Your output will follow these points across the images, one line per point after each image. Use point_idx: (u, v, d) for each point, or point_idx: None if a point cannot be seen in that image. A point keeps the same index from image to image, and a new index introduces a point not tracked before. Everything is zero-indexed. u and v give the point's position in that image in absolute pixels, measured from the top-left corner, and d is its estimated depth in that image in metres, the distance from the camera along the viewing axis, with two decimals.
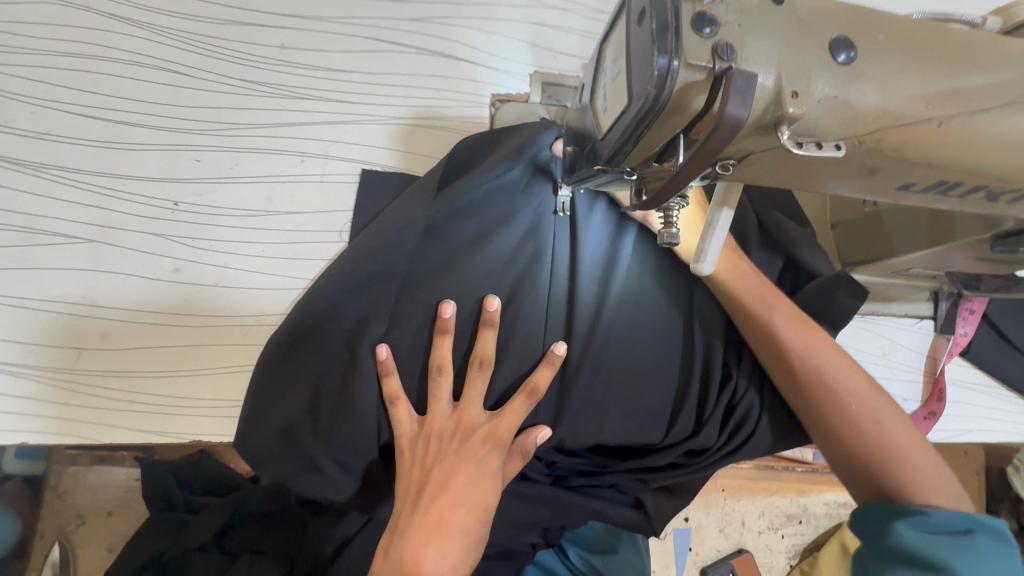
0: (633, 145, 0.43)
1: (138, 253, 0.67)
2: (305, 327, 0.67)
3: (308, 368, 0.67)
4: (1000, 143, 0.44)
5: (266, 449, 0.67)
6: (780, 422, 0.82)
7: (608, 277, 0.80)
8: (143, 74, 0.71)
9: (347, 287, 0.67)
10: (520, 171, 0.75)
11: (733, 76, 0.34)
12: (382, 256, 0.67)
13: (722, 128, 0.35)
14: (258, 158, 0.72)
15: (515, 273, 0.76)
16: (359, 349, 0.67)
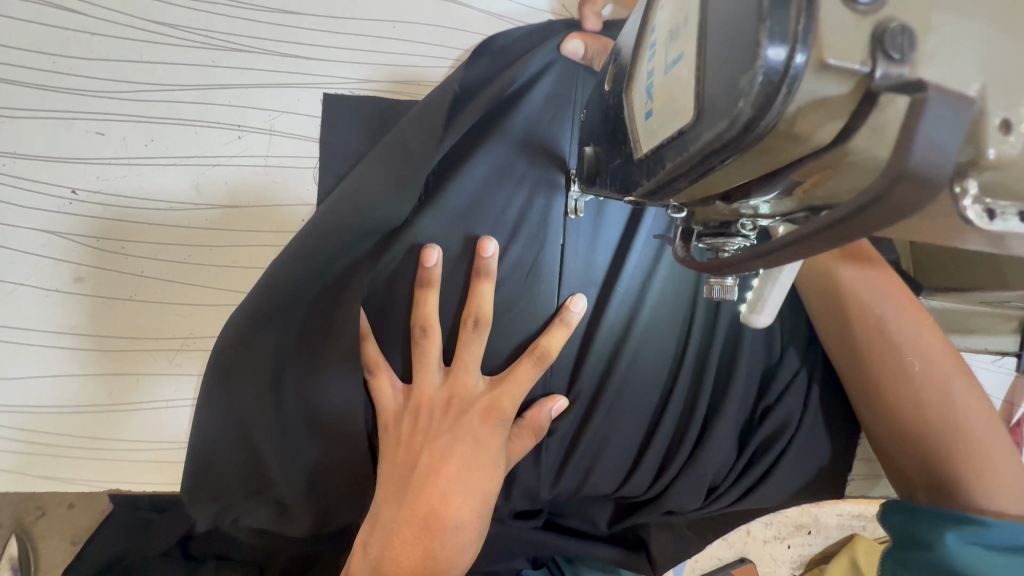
0: (691, 182, 0.27)
1: (27, 255, 0.53)
2: (265, 302, 0.49)
3: (269, 354, 0.51)
4: None
5: (225, 462, 0.53)
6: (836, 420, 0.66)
7: (606, 292, 0.59)
8: (22, 11, 0.53)
9: (316, 233, 0.49)
10: (541, 89, 0.57)
11: (931, 99, 0.17)
12: (365, 194, 0.49)
13: (875, 209, 0.18)
14: (181, 131, 0.55)
15: (526, 222, 0.56)
16: (335, 321, 0.51)
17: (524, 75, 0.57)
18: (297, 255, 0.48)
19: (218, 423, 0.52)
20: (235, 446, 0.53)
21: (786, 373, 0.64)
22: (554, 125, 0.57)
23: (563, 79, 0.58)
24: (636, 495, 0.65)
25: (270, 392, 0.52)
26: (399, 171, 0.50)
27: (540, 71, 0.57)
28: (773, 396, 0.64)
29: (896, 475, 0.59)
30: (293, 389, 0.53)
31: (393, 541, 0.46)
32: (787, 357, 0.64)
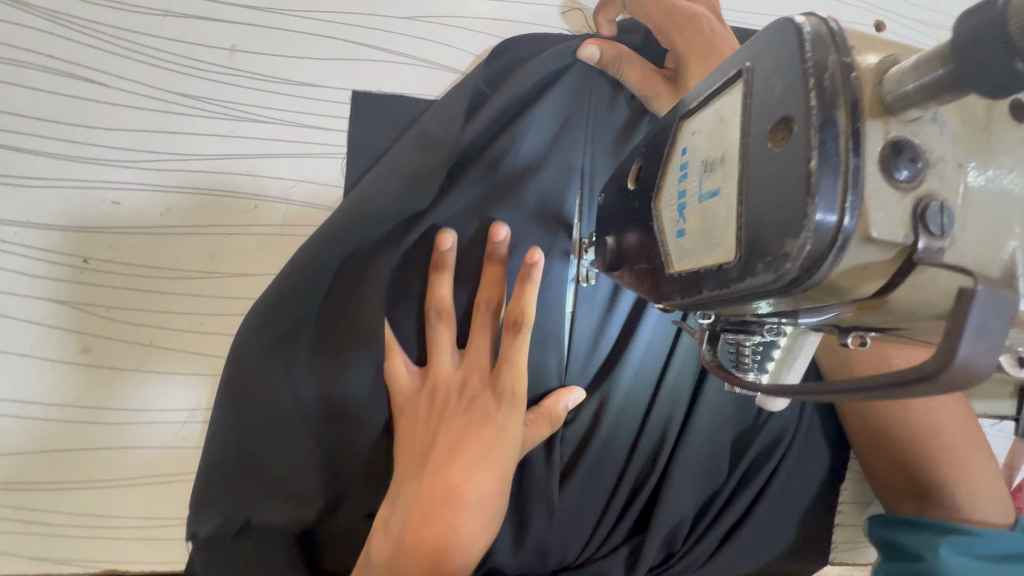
0: (728, 305, 0.28)
1: (37, 325, 0.52)
2: (290, 292, 0.48)
3: (288, 338, 0.49)
4: None
5: (234, 468, 0.49)
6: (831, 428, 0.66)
7: (617, 359, 0.60)
8: (43, 82, 0.54)
9: (326, 237, 0.48)
10: (559, 85, 0.55)
11: (975, 297, 0.19)
12: (385, 183, 0.49)
13: (935, 385, 0.19)
14: (196, 199, 0.55)
15: (535, 225, 0.56)
16: (355, 317, 0.51)
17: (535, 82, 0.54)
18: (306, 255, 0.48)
19: (229, 414, 0.49)
20: (243, 442, 0.49)
21: None
22: (563, 149, 0.56)
23: (571, 90, 0.55)
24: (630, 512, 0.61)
25: (287, 389, 0.50)
26: (419, 171, 0.50)
27: (550, 81, 0.55)
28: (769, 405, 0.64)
29: (877, 477, 0.61)
30: (306, 375, 0.50)
31: (414, 516, 0.45)
32: None
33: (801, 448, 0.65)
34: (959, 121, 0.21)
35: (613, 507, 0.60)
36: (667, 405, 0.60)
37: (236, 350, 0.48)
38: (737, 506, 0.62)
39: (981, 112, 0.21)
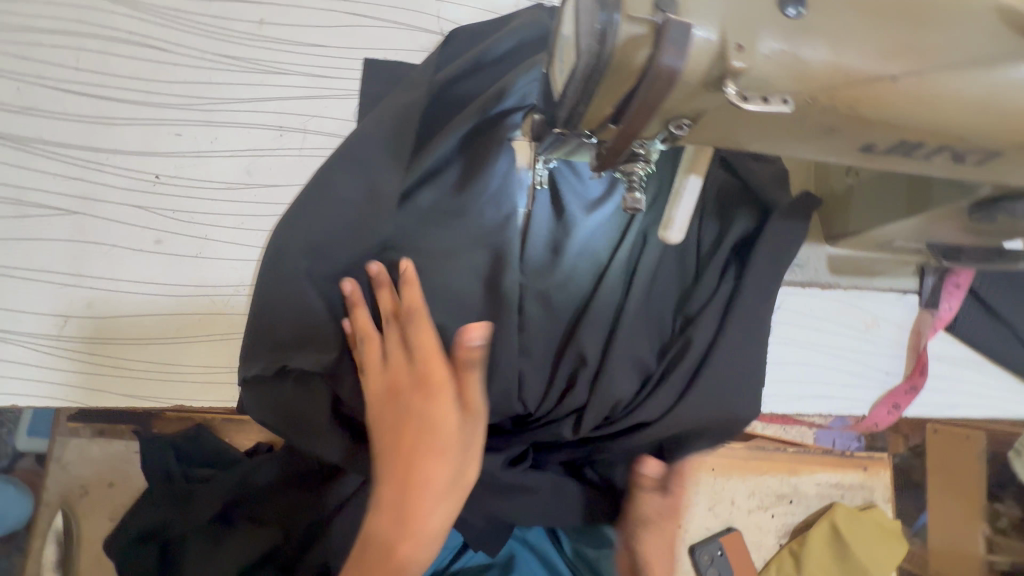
0: (585, 106, 0.44)
1: (122, 224, 0.69)
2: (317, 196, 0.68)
3: (311, 227, 0.67)
4: (957, 103, 0.44)
5: (278, 326, 0.65)
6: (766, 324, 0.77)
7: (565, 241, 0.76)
8: (123, 50, 0.72)
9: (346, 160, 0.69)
10: (514, 44, 0.74)
11: (670, 24, 0.36)
12: (384, 114, 0.70)
13: (658, 77, 0.38)
14: (237, 131, 0.73)
15: (484, 141, 0.72)
16: (373, 221, 0.67)
17: (498, 48, 0.74)
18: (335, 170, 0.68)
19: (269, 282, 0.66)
20: (275, 303, 0.65)
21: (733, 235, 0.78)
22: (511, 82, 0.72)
23: (526, 52, 0.74)
24: (585, 365, 0.71)
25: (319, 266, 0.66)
26: (405, 101, 0.70)
27: (512, 48, 0.74)
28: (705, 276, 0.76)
29: None
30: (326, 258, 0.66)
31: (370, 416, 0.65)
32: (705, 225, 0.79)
33: (747, 327, 0.73)
34: None
35: (565, 365, 0.72)
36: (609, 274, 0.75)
37: (285, 232, 0.68)
38: (682, 367, 0.72)
39: None
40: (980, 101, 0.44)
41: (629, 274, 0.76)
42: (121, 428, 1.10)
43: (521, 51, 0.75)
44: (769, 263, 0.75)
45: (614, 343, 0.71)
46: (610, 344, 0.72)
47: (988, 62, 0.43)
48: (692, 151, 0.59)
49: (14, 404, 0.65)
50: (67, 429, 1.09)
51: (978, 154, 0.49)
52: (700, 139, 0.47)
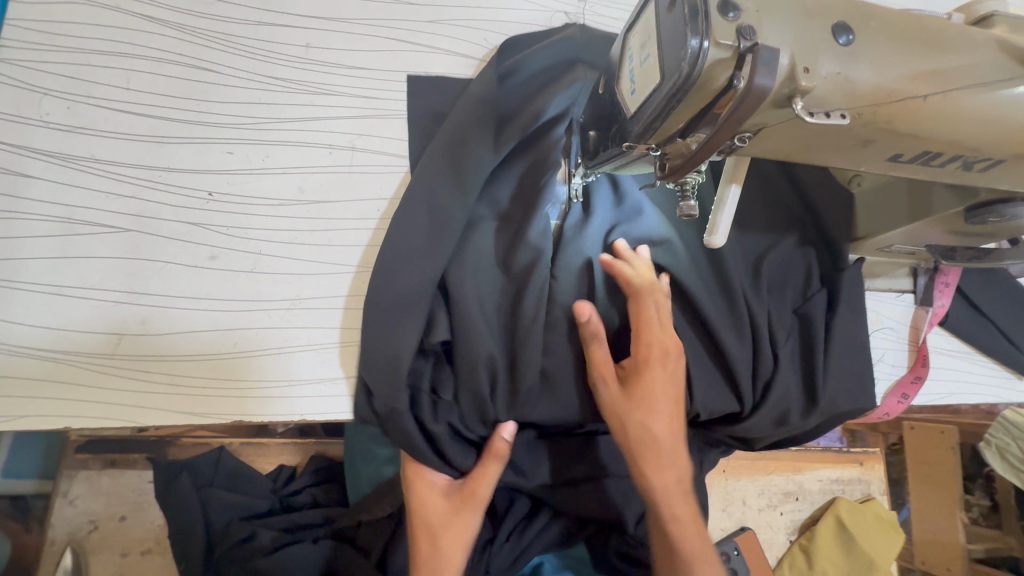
0: (663, 121, 0.49)
1: (175, 241, 0.69)
2: (405, 243, 0.70)
3: (395, 256, 0.70)
4: (972, 119, 0.51)
5: (370, 353, 0.67)
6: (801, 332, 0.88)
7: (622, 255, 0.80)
8: (174, 71, 0.73)
9: (423, 202, 0.72)
10: (549, 61, 0.79)
11: (761, 51, 0.41)
12: (449, 140, 0.73)
13: (751, 95, 0.42)
14: (288, 150, 0.75)
15: (533, 157, 0.77)
16: (448, 235, 0.70)
17: (533, 64, 0.79)
18: (408, 212, 0.71)
19: (370, 317, 0.68)
20: (370, 336, 0.68)
21: (778, 251, 0.87)
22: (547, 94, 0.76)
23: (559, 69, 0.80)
24: None
25: (406, 282, 0.68)
26: (465, 123, 0.73)
27: (545, 66, 0.80)
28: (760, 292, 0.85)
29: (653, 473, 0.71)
30: (410, 281, 0.69)
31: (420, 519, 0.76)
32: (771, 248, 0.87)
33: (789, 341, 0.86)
34: None
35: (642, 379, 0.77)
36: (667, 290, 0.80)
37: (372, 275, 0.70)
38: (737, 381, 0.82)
39: None
40: (991, 118, 0.52)
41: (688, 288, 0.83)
42: (134, 457, 1.09)
43: (555, 68, 0.80)
44: (781, 279, 0.89)
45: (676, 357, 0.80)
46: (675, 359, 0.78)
47: (994, 84, 0.51)
48: (732, 163, 0.64)
49: (65, 425, 0.64)
50: (75, 462, 1.07)
51: (985, 162, 0.56)
52: (755, 150, 0.53)
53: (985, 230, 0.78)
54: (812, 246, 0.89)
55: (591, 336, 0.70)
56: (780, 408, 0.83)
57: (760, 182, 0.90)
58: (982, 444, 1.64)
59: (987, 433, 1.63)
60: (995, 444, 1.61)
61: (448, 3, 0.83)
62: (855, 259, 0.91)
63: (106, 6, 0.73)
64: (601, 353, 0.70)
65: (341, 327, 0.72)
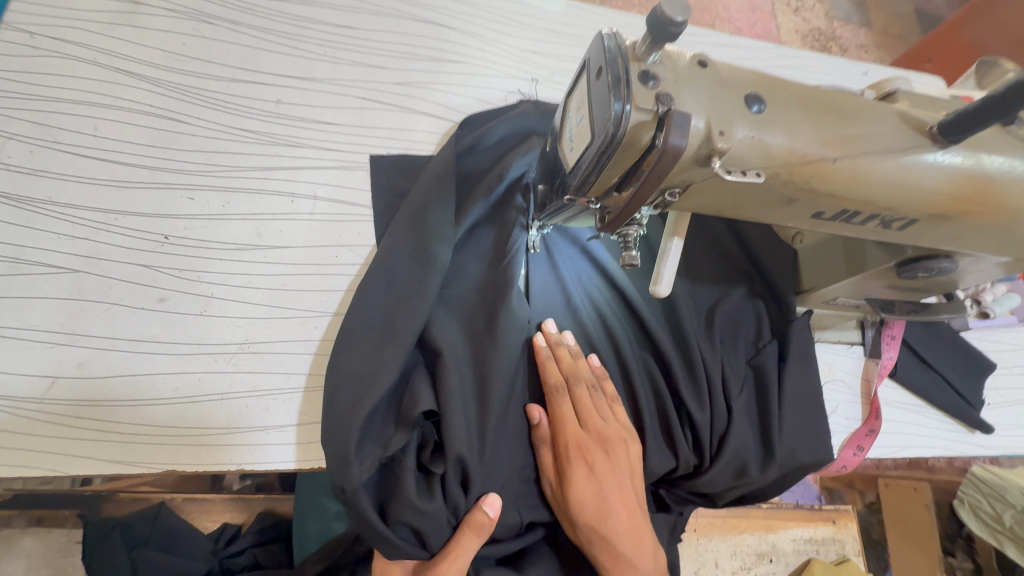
0: (597, 176, 0.52)
1: (124, 283, 0.69)
2: (366, 313, 0.70)
3: (359, 316, 0.70)
4: (882, 182, 0.56)
5: (335, 421, 0.65)
6: (755, 384, 0.89)
7: (575, 305, 0.84)
8: (144, 121, 0.76)
9: (389, 269, 0.72)
10: (510, 132, 0.84)
11: (675, 114, 0.45)
12: (416, 204, 0.75)
13: (669, 154, 0.45)
14: (250, 197, 0.77)
15: (501, 224, 0.79)
16: (415, 294, 0.71)
17: (494, 133, 0.83)
18: (373, 281, 0.72)
19: (334, 382, 0.67)
20: (332, 400, 0.66)
21: (729, 304, 0.91)
22: (507, 163, 0.80)
23: (518, 137, 0.85)
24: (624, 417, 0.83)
25: (368, 342, 0.69)
26: (433, 188, 0.76)
27: (505, 133, 0.84)
28: (714, 343, 0.88)
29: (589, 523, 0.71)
30: (373, 344, 0.69)
31: None
32: (725, 299, 0.90)
33: (745, 395, 0.87)
34: (670, 62, 0.49)
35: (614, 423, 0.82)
36: (621, 339, 0.83)
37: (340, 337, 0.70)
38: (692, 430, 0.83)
39: (684, 65, 0.49)
40: (899, 181, 0.56)
41: (644, 339, 0.86)
42: (65, 514, 1.02)
43: (514, 136, 0.84)
44: (733, 331, 0.91)
45: (634, 404, 0.83)
46: (638, 407, 0.82)
47: (900, 151, 0.55)
48: (673, 218, 0.67)
49: None
50: None
51: (902, 220, 0.61)
52: (686, 206, 0.56)
53: (918, 284, 0.83)
54: (761, 300, 0.93)
55: (538, 439, 0.74)
56: (737, 461, 0.83)
57: (709, 238, 0.95)
58: (958, 503, 1.65)
59: (962, 492, 1.64)
60: (969, 502, 1.61)
61: (415, 68, 0.89)
62: (803, 313, 0.94)
63: (82, 60, 0.76)
64: (546, 456, 0.74)
65: (289, 373, 0.70)
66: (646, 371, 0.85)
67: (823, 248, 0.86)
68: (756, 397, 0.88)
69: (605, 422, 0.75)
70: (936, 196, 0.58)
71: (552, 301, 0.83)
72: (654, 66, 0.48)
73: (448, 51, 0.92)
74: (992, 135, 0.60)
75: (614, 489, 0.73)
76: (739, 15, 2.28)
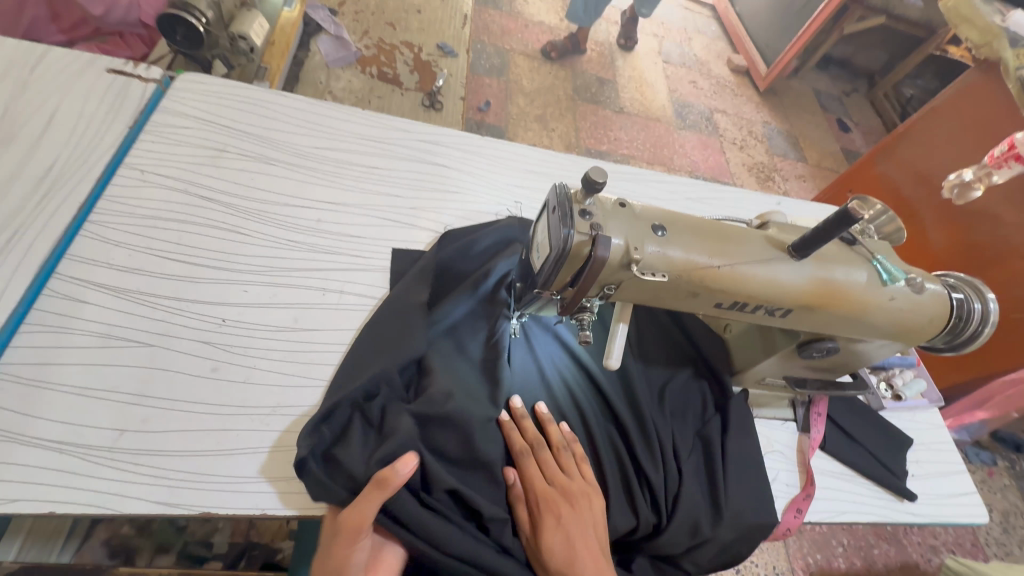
0: (555, 277, 0.75)
1: (187, 355, 0.86)
2: (364, 346, 0.91)
3: (358, 348, 0.91)
4: (757, 282, 0.79)
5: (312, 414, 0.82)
6: (704, 453, 1.04)
7: (549, 381, 1.02)
8: (217, 233, 1.00)
9: (390, 317, 0.94)
10: (496, 239, 1.09)
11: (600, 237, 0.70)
12: (421, 273, 1.00)
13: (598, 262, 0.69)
14: (293, 291, 0.98)
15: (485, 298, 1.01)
16: (401, 333, 0.92)
17: (483, 242, 1.08)
18: (377, 329, 0.92)
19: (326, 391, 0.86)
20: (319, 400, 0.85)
21: (676, 380, 1.09)
22: (496, 259, 1.06)
23: (502, 244, 1.10)
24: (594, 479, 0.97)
25: (362, 366, 0.89)
26: (434, 264, 1.02)
27: (493, 241, 1.09)
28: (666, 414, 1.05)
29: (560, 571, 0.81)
30: (365, 364, 0.89)
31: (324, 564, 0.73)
32: (673, 378, 1.09)
33: (694, 461, 1.02)
34: (599, 203, 0.74)
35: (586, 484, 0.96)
36: (587, 410, 1.01)
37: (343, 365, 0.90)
38: (652, 491, 0.96)
39: (609, 206, 0.75)
40: (770, 282, 0.80)
41: (606, 411, 1.03)
42: None
43: (500, 244, 1.10)
44: (682, 403, 1.08)
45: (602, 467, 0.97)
46: (605, 470, 0.97)
47: (767, 261, 0.80)
48: (619, 308, 0.89)
49: (48, 511, 0.71)
50: None
51: (782, 310, 0.83)
52: (621, 298, 0.78)
53: (823, 364, 1.03)
54: (705, 379, 1.11)
55: (514, 498, 0.87)
56: (691, 519, 0.95)
57: (659, 328, 1.16)
58: None
59: None
60: None
61: (425, 197, 1.17)
62: (741, 391, 1.12)
63: (176, 189, 1.02)
64: (522, 512, 0.87)
65: None
66: (611, 440, 1.00)
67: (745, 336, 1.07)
68: (704, 465, 1.03)
69: (569, 479, 0.89)
70: (800, 293, 0.82)
71: (529, 377, 1.01)
72: (588, 206, 0.73)
73: (450, 185, 1.21)
74: (836, 251, 0.85)
75: (581, 539, 0.84)
76: (692, 152, 2.77)
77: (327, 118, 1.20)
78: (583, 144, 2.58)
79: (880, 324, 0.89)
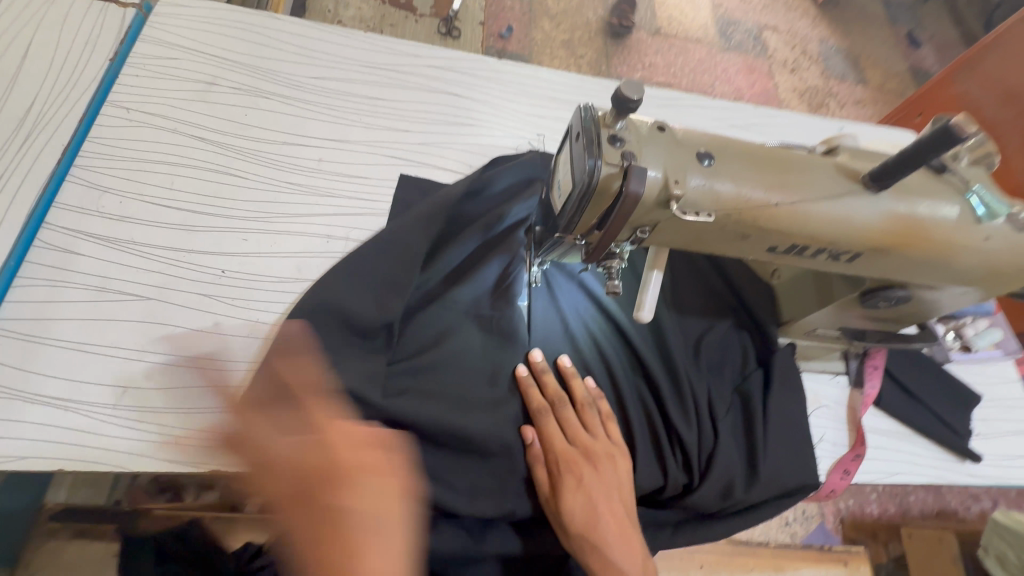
0: (579, 218, 0.64)
1: (186, 309, 0.82)
2: (357, 278, 0.83)
3: (348, 280, 0.83)
4: (821, 221, 0.66)
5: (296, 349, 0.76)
6: (742, 410, 0.95)
7: (573, 334, 0.94)
8: (211, 176, 0.92)
9: (388, 251, 0.85)
10: (516, 179, 0.98)
11: (634, 167, 0.58)
12: (426, 204, 0.91)
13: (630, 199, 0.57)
14: (294, 239, 0.90)
15: (493, 243, 0.94)
16: (400, 269, 0.84)
17: (502, 182, 0.97)
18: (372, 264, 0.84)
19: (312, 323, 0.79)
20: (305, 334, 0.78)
21: (712, 333, 0.99)
22: (513, 202, 0.96)
23: (522, 184, 0.98)
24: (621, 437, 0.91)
25: (356, 300, 0.81)
26: (444, 195, 0.92)
27: (512, 181, 0.98)
28: (700, 369, 0.96)
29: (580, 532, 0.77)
30: (358, 298, 0.81)
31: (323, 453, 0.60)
32: (710, 329, 0.99)
33: (729, 420, 0.94)
34: (633, 127, 0.62)
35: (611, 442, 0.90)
36: (614, 364, 0.93)
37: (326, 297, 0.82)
38: (682, 450, 0.89)
39: (645, 130, 0.62)
40: (836, 220, 0.67)
41: (634, 366, 0.94)
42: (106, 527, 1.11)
43: (520, 184, 0.98)
44: (718, 358, 0.99)
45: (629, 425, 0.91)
46: (632, 427, 0.90)
47: (835, 195, 0.66)
48: (653, 254, 0.78)
49: (57, 468, 0.70)
50: (47, 531, 1.10)
51: (848, 254, 0.71)
52: (656, 242, 0.67)
53: (887, 314, 0.91)
54: (746, 331, 1.01)
55: (533, 458, 0.82)
56: (724, 479, 0.89)
57: (697, 275, 1.05)
58: (983, 553, 1.59)
59: (986, 541, 1.58)
60: (994, 552, 1.55)
61: (435, 131, 1.05)
62: (787, 343, 1.01)
63: (165, 129, 0.94)
64: (541, 472, 0.81)
65: None
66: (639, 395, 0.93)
67: (796, 283, 0.95)
68: (741, 423, 0.95)
69: (592, 438, 0.84)
70: (873, 234, 0.68)
71: (551, 329, 0.93)
72: (620, 131, 0.61)
73: (463, 117, 1.08)
74: (921, 182, 0.71)
75: (603, 500, 0.79)
76: (737, 76, 2.47)
77: (323, 42, 1.07)
78: (613, 72, 2.33)
79: (965, 270, 0.75)
